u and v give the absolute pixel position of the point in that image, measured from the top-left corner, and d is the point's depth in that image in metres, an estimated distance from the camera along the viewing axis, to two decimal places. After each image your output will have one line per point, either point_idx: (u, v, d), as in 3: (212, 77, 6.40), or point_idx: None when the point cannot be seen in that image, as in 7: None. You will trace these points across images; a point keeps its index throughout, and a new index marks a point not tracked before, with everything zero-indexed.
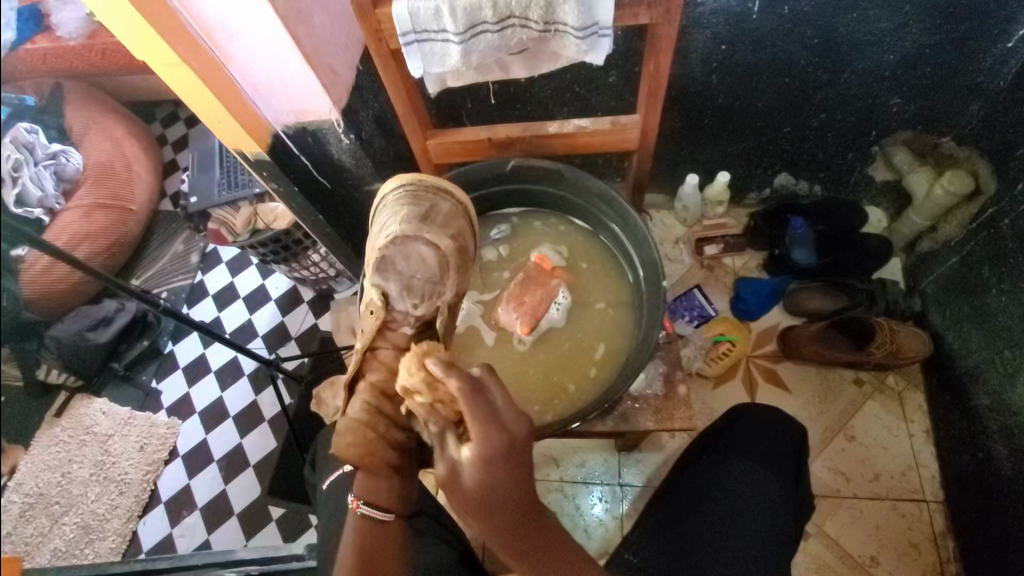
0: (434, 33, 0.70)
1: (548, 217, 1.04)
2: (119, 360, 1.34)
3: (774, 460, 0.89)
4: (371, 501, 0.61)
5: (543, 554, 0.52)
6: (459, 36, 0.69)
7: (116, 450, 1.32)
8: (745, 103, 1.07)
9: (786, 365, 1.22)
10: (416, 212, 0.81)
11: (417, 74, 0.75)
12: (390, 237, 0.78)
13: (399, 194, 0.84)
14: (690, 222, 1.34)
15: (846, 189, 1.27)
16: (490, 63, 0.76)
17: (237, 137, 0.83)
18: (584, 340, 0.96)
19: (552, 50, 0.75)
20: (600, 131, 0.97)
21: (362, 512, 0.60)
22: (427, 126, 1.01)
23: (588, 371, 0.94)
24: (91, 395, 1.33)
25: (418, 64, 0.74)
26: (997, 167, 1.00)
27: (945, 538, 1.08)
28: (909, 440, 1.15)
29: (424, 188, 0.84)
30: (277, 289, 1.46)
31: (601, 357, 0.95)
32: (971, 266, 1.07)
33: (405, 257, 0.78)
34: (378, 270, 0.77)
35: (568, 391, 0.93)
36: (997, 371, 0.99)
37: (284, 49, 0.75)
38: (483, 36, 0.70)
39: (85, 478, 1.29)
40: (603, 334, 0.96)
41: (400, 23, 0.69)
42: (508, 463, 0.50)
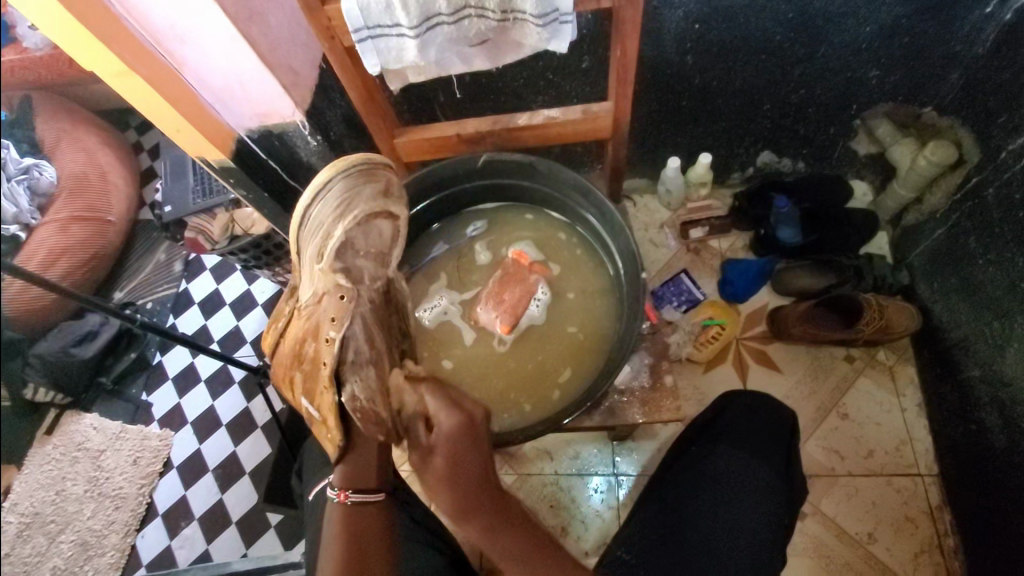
0: (387, 28, 0.67)
1: (525, 211, 1.02)
2: (109, 373, 1.03)
3: (766, 450, 0.88)
4: (358, 491, 0.70)
5: (496, 520, 0.62)
6: (415, 29, 0.66)
7: (111, 465, 1.01)
8: (723, 82, 1.05)
9: (775, 346, 1.21)
10: (379, 189, 0.76)
11: (375, 73, 0.73)
12: (350, 219, 0.72)
13: (339, 182, 0.74)
14: (674, 206, 1.33)
15: (829, 164, 1.26)
16: (450, 56, 0.73)
17: (198, 143, 0.79)
18: (564, 333, 0.96)
19: (514, 40, 0.72)
20: (572, 120, 0.95)
21: (352, 501, 0.69)
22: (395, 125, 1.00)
23: (555, 390, 0.92)
24: (78, 409, 0.91)
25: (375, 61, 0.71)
26: (979, 136, 0.99)
27: (941, 511, 1.07)
28: (901, 415, 1.14)
29: (362, 167, 0.76)
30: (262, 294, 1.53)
31: (579, 350, 0.94)
32: (957, 238, 1.06)
33: (366, 235, 0.73)
34: (339, 257, 0.72)
35: (523, 408, 0.91)
36: (985, 342, 0.98)
37: (238, 51, 0.73)
38: (438, 29, 0.68)
39: (80, 495, 0.91)
40: (582, 323, 0.96)
41: (350, 19, 0.66)
42: (465, 441, 0.67)
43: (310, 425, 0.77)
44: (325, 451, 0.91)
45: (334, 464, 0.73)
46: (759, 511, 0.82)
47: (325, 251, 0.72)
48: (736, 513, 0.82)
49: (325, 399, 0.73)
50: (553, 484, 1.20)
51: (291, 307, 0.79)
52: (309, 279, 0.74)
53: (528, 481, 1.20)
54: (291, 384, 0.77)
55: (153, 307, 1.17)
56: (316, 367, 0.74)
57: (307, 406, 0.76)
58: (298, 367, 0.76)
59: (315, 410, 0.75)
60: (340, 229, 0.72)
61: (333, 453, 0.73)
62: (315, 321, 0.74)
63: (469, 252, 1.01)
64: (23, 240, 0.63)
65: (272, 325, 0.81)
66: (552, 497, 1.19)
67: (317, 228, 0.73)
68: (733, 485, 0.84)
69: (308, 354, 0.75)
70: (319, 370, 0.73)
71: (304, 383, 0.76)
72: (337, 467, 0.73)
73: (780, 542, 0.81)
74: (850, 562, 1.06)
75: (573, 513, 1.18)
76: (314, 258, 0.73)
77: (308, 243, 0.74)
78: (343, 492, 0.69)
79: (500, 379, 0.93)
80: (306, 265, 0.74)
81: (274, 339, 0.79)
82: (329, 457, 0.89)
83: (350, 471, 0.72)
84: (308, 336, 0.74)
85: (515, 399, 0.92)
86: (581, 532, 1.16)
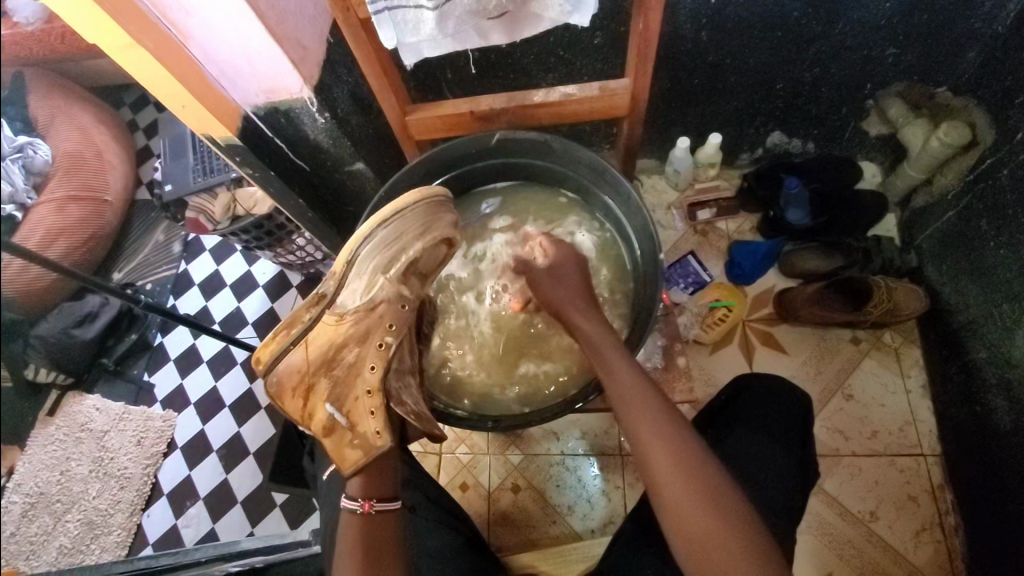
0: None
1: (539, 189, 1.01)
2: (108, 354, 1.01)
3: (780, 432, 0.90)
4: (379, 497, 0.75)
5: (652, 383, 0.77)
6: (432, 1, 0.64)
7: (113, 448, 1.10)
8: (735, 60, 1.03)
9: (782, 328, 1.22)
10: (446, 221, 0.87)
11: (391, 46, 0.71)
12: (430, 239, 0.84)
13: (416, 207, 0.83)
14: (682, 187, 1.32)
15: (840, 145, 1.24)
16: (468, 31, 0.71)
17: (202, 120, 0.78)
18: None
19: (533, 12, 0.70)
20: (586, 98, 0.92)
21: (376, 509, 0.74)
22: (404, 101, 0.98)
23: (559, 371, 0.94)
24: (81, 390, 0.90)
25: (391, 34, 0.69)
26: (995, 117, 0.98)
27: (943, 490, 1.09)
28: (906, 396, 1.15)
29: (438, 199, 0.87)
30: (264, 275, 1.52)
31: None
32: (967, 220, 1.05)
33: (428, 258, 0.86)
34: (405, 272, 0.83)
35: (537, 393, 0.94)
36: (994, 325, 0.98)
37: (244, 23, 0.71)
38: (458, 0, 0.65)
39: (84, 475, 0.91)
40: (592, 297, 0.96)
41: None
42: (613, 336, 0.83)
43: (320, 437, 0.78)
44: None
45: (351, 475, 0.76)
46: (771, 491, 0.85)
47: (397, 265, 0.83)
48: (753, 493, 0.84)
49: (365, 402, 0.80)
50: (559, 464, 1.21)
51: (316, 314, 0.81)
52: (370, 287, 0.82)
53: (534, 462, 1.21)
54: (308, 391, 0.79)
55: (151, 287, 1.20)
56: (354, 371, 0.81)
57: (330, 413, 0.78)
58: (325, 373, 0.80)
59: (342, 417, 0.79)
60: (414, 249, 0.83)
61: (354, 463, 0.76)
62: (367, 328, 0.81)
63: (483, 229, 1.00)
64: (20, 219, 0.61)
65: (283, 332, 0.81)
66: (558, 478, 1.20)
67: (391, 241, 0.82)
68: (748, 467, 0.86)
69: (346, 359, 0.81)
70: (362, 375, 0.81)
71: (331, 391, 0.80)
72: (353, 478, 0.77)
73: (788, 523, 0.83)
74: (853, 540, 1.07)
75: (578, 492, 1.19)
76: (380, 268, 0.82)
77: (374, 254, 0.81)
78: (369, 501, 0.74)
79: (510, 363, 0.94)
80: (367, 273, 0.81)
81: (287, 346, 0.80)
82: None
83: (371, 483, 0.76)
84: (352, 341, 0.81)
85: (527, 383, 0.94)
86: (587, 510, 1.18)
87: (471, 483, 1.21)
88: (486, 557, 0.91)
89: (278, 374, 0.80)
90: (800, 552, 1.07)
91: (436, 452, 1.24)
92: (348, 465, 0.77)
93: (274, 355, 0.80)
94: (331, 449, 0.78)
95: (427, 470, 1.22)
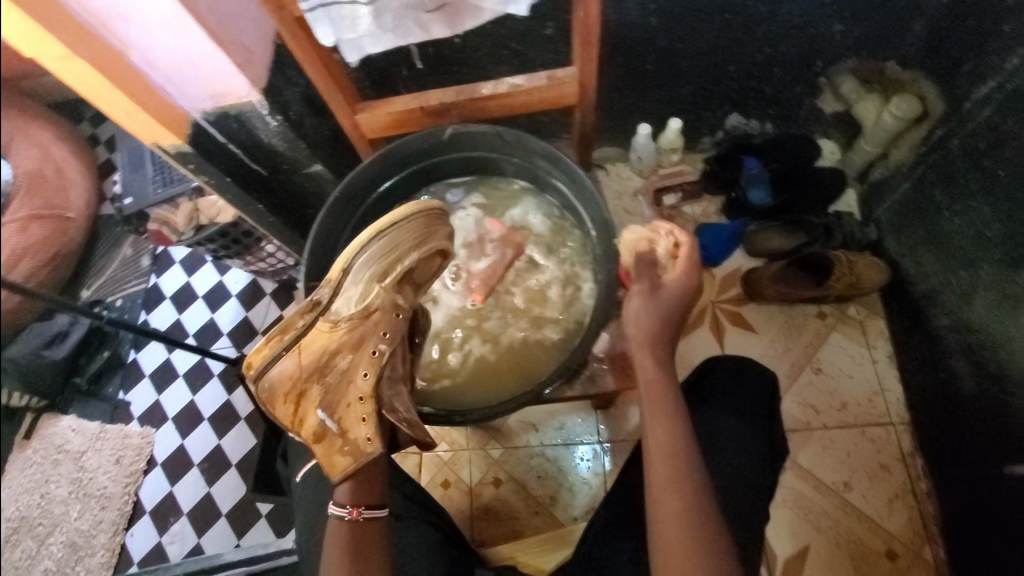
0: None
1: (494, 182, 1.02)
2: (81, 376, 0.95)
3: (748, 413, 0.91)
4: (368, 504, 0.76)
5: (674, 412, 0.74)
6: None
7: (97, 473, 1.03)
8: (688, 43, 1.04)
9: (751, 308, 1.23)
10: (442, 235, 0.84)
11: (330, 44, 0.70)
12: (426, 251, 0.82)
13: (409, 219, 0.82)
14: (646, 173, 1.33)
15: (797, 123, 1.26)
16: (408, 24, 0.71)
17: (151, 129, 0.77)
18: (536, 295, 0.96)
19: (472, 4, 0.70)
20: (536, 88, 0.92)
21: (364, 517, 0.75)
22: (351, 99, 0.98)
23: (530, 359, 0.92)
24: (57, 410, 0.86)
25: (328, 31, 0.69)
26: (944, 88, 1.00)
27: (913, 457, 1.11)
28: (873, 366, 1.17)
29: (436, 212, 0.85)
30: (236, 284, 1.54)
31: (552, 319, 0.94)
32: (922, 191, 1.07)
33: (424, 268, 0.84)
34: (401, 281, 0.81)
35: (502, 382, 0.91)
36: (953, 292, 1.01)
37: (184, 29, 0.70)
38: None
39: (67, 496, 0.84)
40: (553, 280, 0.96)
41: None
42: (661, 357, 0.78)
43: (310, 444, 0.78)
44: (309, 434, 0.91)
45: (340, 482, 0.76)
46: (743, 471, 0.86)
47: (392, 274, 0.80)
48: (730, 476, 0.85)
49: (357, 409, 0.79)
50: (539, 455, 1.22)
51: (310, 320, 0.79)
52: (365, 295, 0.79)
53: (514, 455, 1.22)
54: (300, 398, 0.79)
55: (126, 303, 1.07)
56: (346, 378, 0.80)
57: (321, 420, 0.78)
58: (317, 380, 0.79)
59: (333, 424, 0.78)
60: (411, 259, 0.81)
61: (344, 470, 0.76)
62: (360, 335, 0.79)
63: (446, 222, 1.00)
64: None
65: (275, 338, 0.79)
66: (539, 469, 1.21)
67: (389, 250, 0.80)
68: (720, 450, 0.87)
69: (339, 366, 0.80)
70: (355, 383, 0.79)
71: (323, 397, 0.79)
72: (342, 486, 0.76)
73: (763, 501, 0.86)
74: (829, 512, 1.09)
75: (560, 482, 1.20)
76: (375, 277, 0.79)
77: (370, 262, 0.79)
78: (356, 509, 0.74)
79: (475, 360, 0.93)
80: (361, 281, 0.79)
81: (279, 351, 0.79)
82: None
83: (360, 489, 0.77)
84: (345, 349, 0.79)
85: (494, 373, 0.92)
86: (570, 499, 1.19)
87: (453, 481, 1.21)
88: (467, 552, 0.91)
89: (269, 379, 0.78)
90: (780, 526, 1.09)
91: (417, 451, 1.24)
92: (338, 471, 0.76)
93: (265, 361, 0.78)
94: (322, 455, 0.77)
95: (408, 470, 1.22)
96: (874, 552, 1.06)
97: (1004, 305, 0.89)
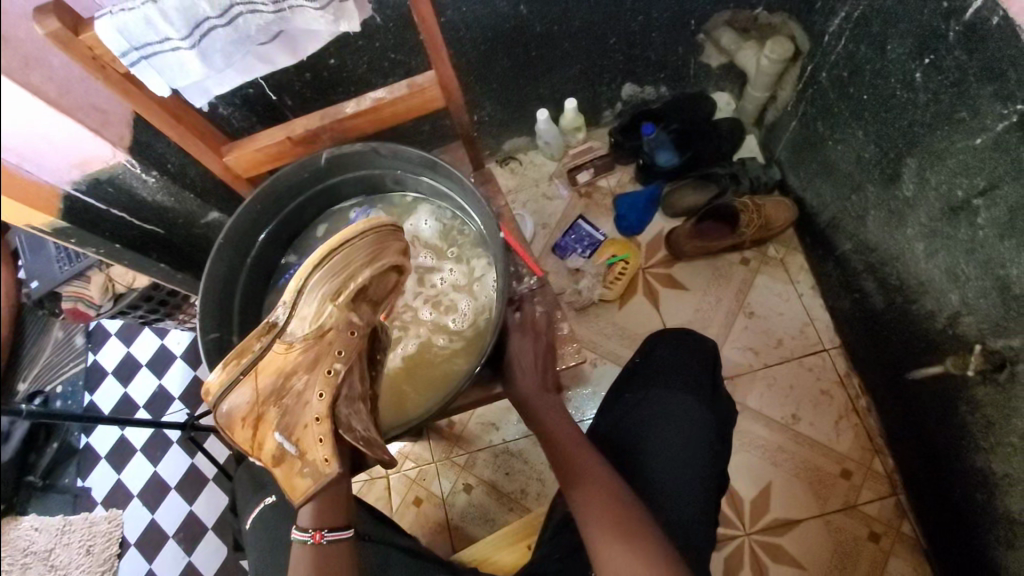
0: (159, 44, 0.67)
1: (385, 198, 1.00)
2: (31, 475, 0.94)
3: (690, 385, 0.90)
4: (331, 527, 0.74)
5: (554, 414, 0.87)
6: (188, 40, 0.67)
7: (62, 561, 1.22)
8: (563, 25, 1.06)
9: (679, 267, 1.26)
10: (397, 249, 0.79)
11: (167, 92, 0.73)
12: (380, 267, 0.77)
13: (364, 237, 0.76)
14: (558, 156, 1.35)
15: (689, 82, 1.28)
16: (247, 58, 0.74)
17: (11, 210, 0.71)
18: (443, 300, 0.96)
19: (305, 29, 0.73)
20: (400, 99, 0.90)
21: (327, 540, 0.72)
22: (217, 142, 0.93)
23: (455, 362, 0.92)
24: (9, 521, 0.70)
25: (161, 80, 0.71)
26: (807, 25, 1.04)
27: (850, 377, 1.16)
28: (799, 299, 1.21)
29: (388, 227, 0.79)
30: (179, 344, 1.40)
31: (468, 319, 0.94)
32: (806, 126, 1.12)
33: (378, 285, 0.79)
34: (355, 299, 0.77)
35: (433, 389, 0.91)
36: (849, 217, 1.06)
37: (26, 105, 0.66)
38: (214, 34, 0.68)
39: None
40: (461, 288, 0.96)
41: (115, 45, 0.65)
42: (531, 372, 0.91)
43: (270, 467, 0.77)
44: (255, 483, 0.89)
45: (302, 504, 0.75)
46: (688, 441, 0.86)
47: (344, 295, 0.76)
48: (682, 447, 0.86)
49: (315, 429, 0.77)
50: (504, 453, 1.22)
51: (267, 343, 0.76)
52: (318, 315, 0.75)
53: (479, 457, 1.22)
54: (258, 420, 0.77)
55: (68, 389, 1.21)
56: (302, 401, 0.78)
57: (280, 442, 0.77)
58: (275, 403, 0.78)
59: (291, 445, 0.77)
60: (365, 277, 0.76)
61: (304, 492, 0.75)
62: (316, 354, 0.77)
63: None
64: None
65: (233, 362, 0.76)
66: (505, 466, 1.21)
67: (341, 268, 0.75)
68: (669, 422, 0.87)
69: (295, 387, 0.78)
70: (311, 404, 0.77)
71: (281, 418, 0.77)
72: (304, 508, 0.75)
73: (716, 463, 0.86)
74: (783, 445, 1.14)
75: (529, 474, 1.20)
76: (328, 296, 0.75)
77: (323, 281, 0.75)
78: (319, 532, 0.72)
79: (408, 374, 0.93)
80: (315, 300, 0.75)
81: (235, 377, 0.76)
82: (262, 483, 0.87)
83: (323, 511, 0.75)
84: (301, 369, 0.77)
85: (427, 383, 0.92)
86: (541, 488, 1.20)
87: (425, 496, 1.21)
88: None
89: (228, 405, 0.77)
90: (741, 469, 1.13)
91: (383, 474, 1.23)
92: (300, 494, 0.75)
93: (222, 389, 0.76)
94: (282, 479, 0.76)
95: (378, 494, 1.21)
96: (830, 475, 1.11)
97: (891, 219, 0.94)
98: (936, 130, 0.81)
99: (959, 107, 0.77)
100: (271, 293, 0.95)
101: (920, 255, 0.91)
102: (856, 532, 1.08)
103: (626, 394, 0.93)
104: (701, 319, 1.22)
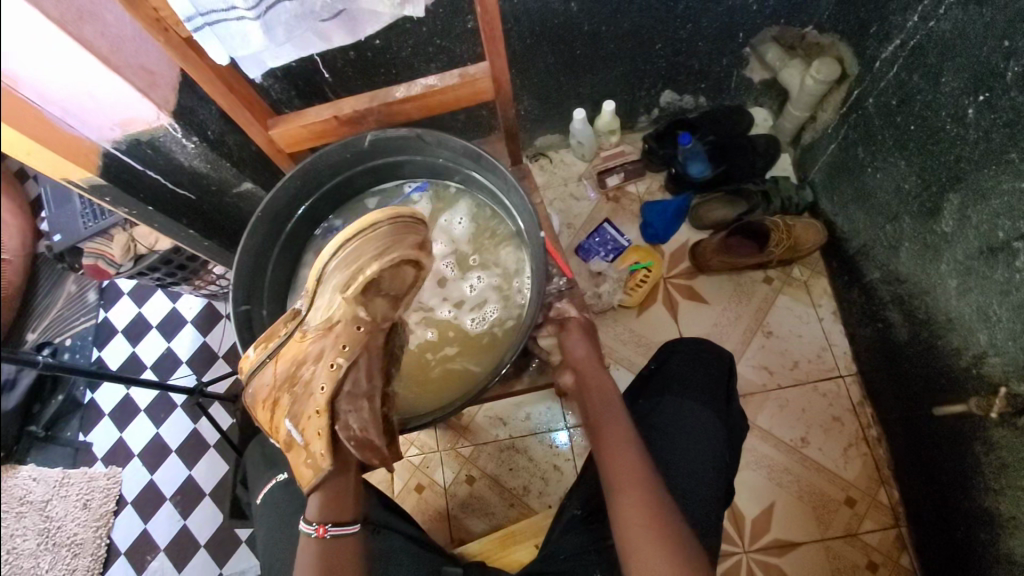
0: (224, 12, 0.67)
1: (428, 183, 1.00)
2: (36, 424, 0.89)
3: (707, 393, 0.89)
4: (336, 522, 0.73)
5: (598, 393, 0.85)
6: (254, 11, 0.67)
7: None
8: (612, 26, 1.05)
9: (702, 279, 1.26)
10: (414, 242, 0.77)
11: (223, 60, 0.73)
12: (390, 260, 0.74)
13: (384, 227, 0.75)
14: (589, 157, 1.34)
15: (728, 95, 1.27)
16: (306, 35, 0.74)
17: (52, 161, 0.71)
18: (479, 296, 0.96)
19: (368, 10, 0.74)
20: (449, 87, 0.90)
21: (331, 535, 0.72)
22: (264, 115, 0.95)
23: (471, 364, 0.93)
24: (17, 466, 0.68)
25: (218, 46, 0.71)
26: (857, 49, 1.03)
27: (863, 405, 1.16)
28: (819, 323, 1.21)
29: (408, 220, 0.77)
30: (191, 310, 1.41)
31: (493, 322, 0.94)
32: (846, 151, 1.10)
33: (392, 278, 0.75)
34: (363, 292, 0.74)
35: (445, 393, 0.92)
36: (882, 245, 1.05)
37: (77, 60, 0.66)
38: (279, 6, 0.68)
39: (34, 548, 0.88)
40: (495, 280, 0.96)
41: (181, 9, 0.65)
42: (582, 340, 0.91)
43: (284, 451, 0.78)
44: (265, 455, 0.90)
45: (310, 495, 0.75)
46: (699, 452, 0.85)
47: (354, 285, 0.73)
48: (693, 456, 0.85)
49: (315, 422, 0.76)
50: (509, 448, 1.22)
51: (291, 329, 0.78)
52: (326, 306, 0.76)
53: (483, 450, 1.23)
54: (275, 404, 0.79)
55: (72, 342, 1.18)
56: (309, 390, 0.77)
57: (289, 430, 0.77)
58: (288, 390, 0.78)
59: (298, 435, 0.77)
60: (375, 269, 0.73)
61: (309, 482, 0.75)
62: (323, 347, 0.76)
63: None
64: None
65: (262, 343, 0.79)
66: (509, 461, 1.22)
67: (354, 259, 0.74)
68: (678, 430, 0.87)
69: (304, 377, 0.77)
70: (314, 395, 0.76)
71: (291, 406, 0.78)
72: (313, 499, 0.74)
73: (726, 477, 0.86)
74: (790, 467, 1.13)
75: (531, 472, 1.21)
76: (339, 287, 0.74)
77: (336, 271, 0.75)
78: (322, 527, 0.71)
79: (418, 377, 0.93)
80: (327, 291, 0.75)
81: (264, 358, 0.78)
82: (274, 457, 0.88)
83: (327, 505, 0.74)
84: (311, 359, 0.77)
85: (436, 386, 0.92)
86: (542, 486, 1.20)
87: (427, 484, 1.21)
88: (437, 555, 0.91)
89: (255, 384, 0.80)
90: (746, 486, 1.13)
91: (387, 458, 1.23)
92: (306, 483, 0.75)
93: (254, 367, 0.79)
94: (292, 465, 0.77)
95: (381, 477, 1.22)
96: (834, 501, 1.11)
97: (926, 253, 0.93)
98: (984, 168, 0.80)
99: (1010, 148, 0.75)
100: (302, 269, 0.96)
101: (952, 292, 0.90)
102: (854, 560, 1.08)
103: (637, 404, 0.93)
104: (720, 334, 1.22)
